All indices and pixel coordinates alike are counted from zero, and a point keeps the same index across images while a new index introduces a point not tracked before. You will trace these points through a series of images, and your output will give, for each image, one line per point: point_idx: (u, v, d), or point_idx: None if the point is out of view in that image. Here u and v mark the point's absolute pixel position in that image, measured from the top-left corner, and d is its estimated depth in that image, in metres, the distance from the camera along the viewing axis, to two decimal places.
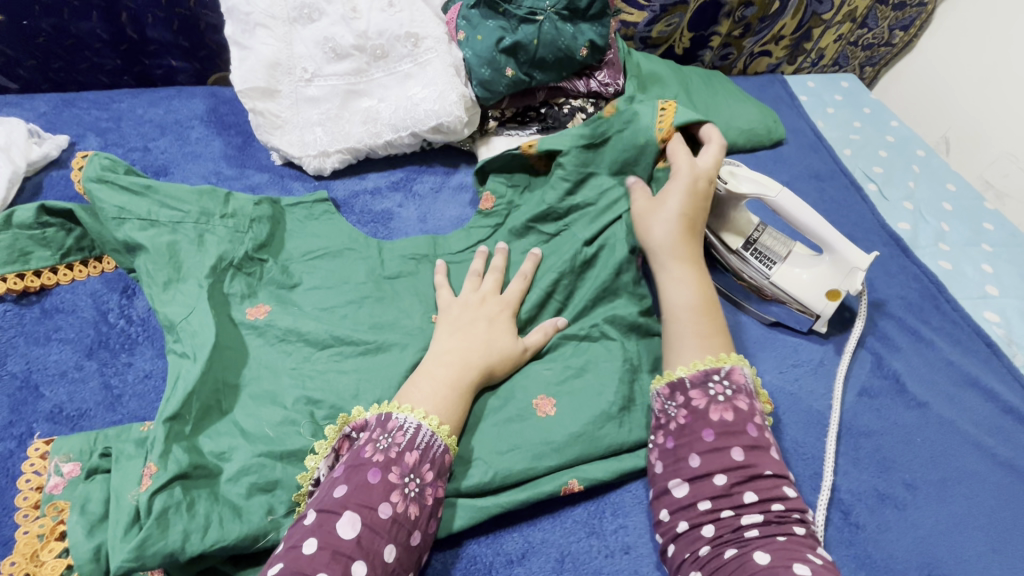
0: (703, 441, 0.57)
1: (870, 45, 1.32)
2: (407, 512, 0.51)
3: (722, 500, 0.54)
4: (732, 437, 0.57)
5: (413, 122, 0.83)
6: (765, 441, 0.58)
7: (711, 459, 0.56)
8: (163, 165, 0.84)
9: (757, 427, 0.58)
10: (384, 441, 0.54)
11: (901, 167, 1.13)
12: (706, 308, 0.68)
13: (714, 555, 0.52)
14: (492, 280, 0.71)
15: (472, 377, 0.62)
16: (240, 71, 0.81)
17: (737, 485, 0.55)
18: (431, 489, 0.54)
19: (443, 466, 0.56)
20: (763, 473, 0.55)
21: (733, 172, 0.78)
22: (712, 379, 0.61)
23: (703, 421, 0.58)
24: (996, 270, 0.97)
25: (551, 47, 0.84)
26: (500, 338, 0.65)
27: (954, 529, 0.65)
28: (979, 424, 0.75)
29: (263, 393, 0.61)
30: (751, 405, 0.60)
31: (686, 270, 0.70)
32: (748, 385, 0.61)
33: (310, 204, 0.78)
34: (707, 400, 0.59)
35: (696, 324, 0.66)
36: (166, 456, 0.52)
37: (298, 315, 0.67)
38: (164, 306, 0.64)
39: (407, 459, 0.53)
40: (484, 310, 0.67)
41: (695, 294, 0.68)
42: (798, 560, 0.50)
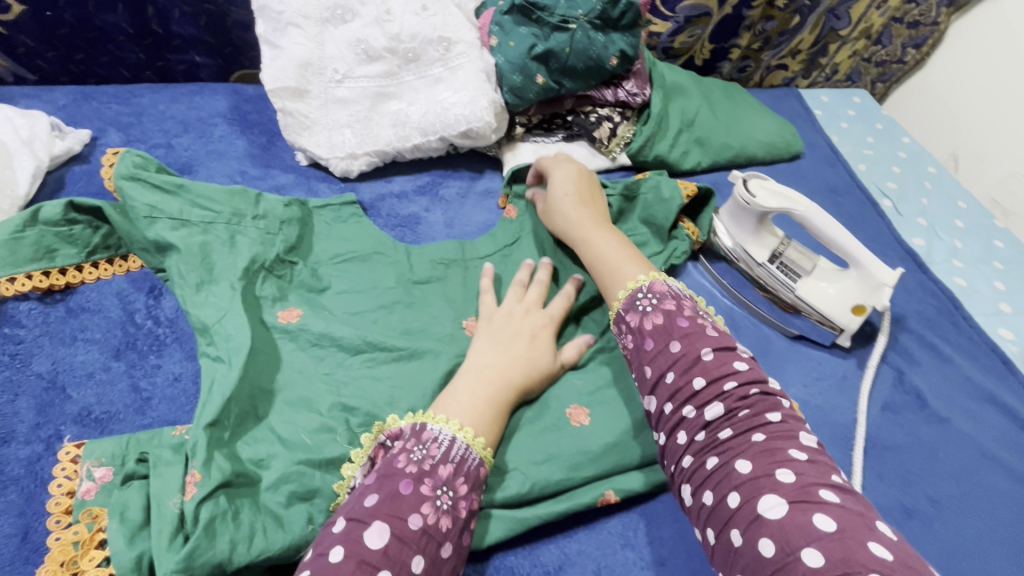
0: (648, 352, 0.61)
1: (882, 61, 1.34)
2: (439, 524, 0.50)
3: (683, 403, 0.56)
4: (670, 340, 0.60)
5: (443, 127, 0.83)
6: (698, 327, 0.60)
7: (659, 365, 0.59)
8: (187, 163, 0.82)
9: (687, 319, 0.61)
10: (417, 452, 0.53)
11: (913, 183, 1.15)
12: (624, 247, 0.71)
13: (698, 466, 0.53)
14: (537, 292, 0.71)
15: (511, 397, 0.61)
16: (271, 70, 0.80)
17: (686, 383, 0.57)
18: (465, 502, 0.53)
19: (477, 479, 0.55)
20: (705, 358, 0.57)
21: (761, 186, 0.80)
22: (639, 296, 0.64)
23: (641, 335, 0.62)
24: (1007, 287, 0.99)
25: (582, 56, 0.84)
26: (540, 355, 0.65)
27: (978, 544, 0.66)
28: (998, 440, 0.76)
29: (298, 399, 0.60)
30: (680, 302, 0.63)
31: (596, 225, 0.74)
32: (672, 288, 0.64)
33: (338, 206, 0.78)
34: (640, 316, 0.63)
35: (622, 259, 0.70)
36: (209, 463, 0.51)
37: (331, 320, 0.67)
38: (197, 309, 0.63)
39: (440, 472, 0.52)
40: (527, 324, 0.67)
41: (611, 239, 0.72)
42: (780, 463, 0.49)
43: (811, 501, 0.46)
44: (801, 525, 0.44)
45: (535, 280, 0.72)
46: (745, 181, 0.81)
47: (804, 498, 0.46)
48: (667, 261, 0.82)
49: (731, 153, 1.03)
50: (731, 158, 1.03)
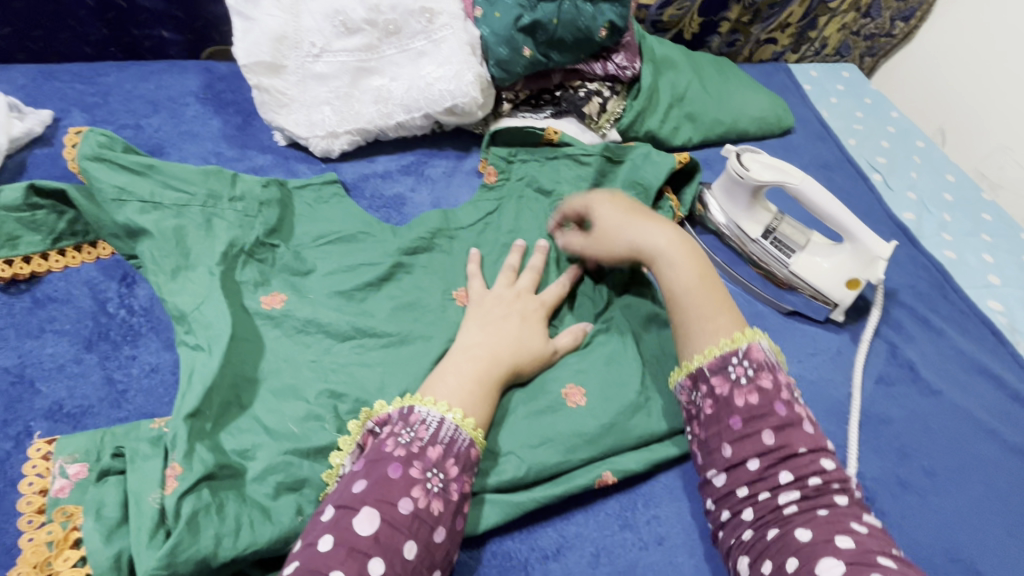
0: (732, 430, 0.57)
1: (871, 35, 1.32)
2: (430, 507, 0.49)
3: (759, 485, 0.54)
4: (760, 420, 0.56)
5: (427, 103, 0.79)
6: (796, 417, 0.57)
7: (741, 448, 0.56)
8: (158, 144, 0.78)
9: (785, 404, 0.57)
10: (405, 435, 0.52)
11: (902, 157, 1.15)
12: (703, 283, 0.65)
13: (758, 538, 0.52)
14: (529, 279, 0.70)
15: (499, 374, 0.60)
16: (243, 44, 0.75)
17: (770, 469, 0.54)
18: (456, 485, 0.51)
19: (469, 461, 0.53)
20: (798, 452, 0.55)
21: (754, 159, 0.79)
22: (731, 362, 0.59)
23: (728, 408, 0.58)
24: (996, 260, 0.99)
25: (570, 26, 0.81)
26: (531, 337, 0.64)
27: (973, 514, 0.66)
28: (990, 410, 0.77)
29: (284, 387, 0.57)
30: (777, 380, 0.58)
31: (672, 254, 0.66)
32: (770, 359, 0.59)
33: (319, 186, 0.75)
34: (729, 384, 0.58)
35: (706, 304, 0.63)
36: (191, 455, 0.49)
37: (316, 305, 0.65)
38: (172, 296, 0.60)
39: (429, 454, 0.51)
40: (517, 307, 0.66)
41: (693, 270, 0.65)
42: (842, 532, 0.49)
43: (870, 564, 0.46)
44: None
45: (528, 267, 0.72)
46: (738, 155, 0.80)
47: (863, 561, 0.47)
48: None
49: (722, 128, 1.01)
50: (722, 134, 1.01)
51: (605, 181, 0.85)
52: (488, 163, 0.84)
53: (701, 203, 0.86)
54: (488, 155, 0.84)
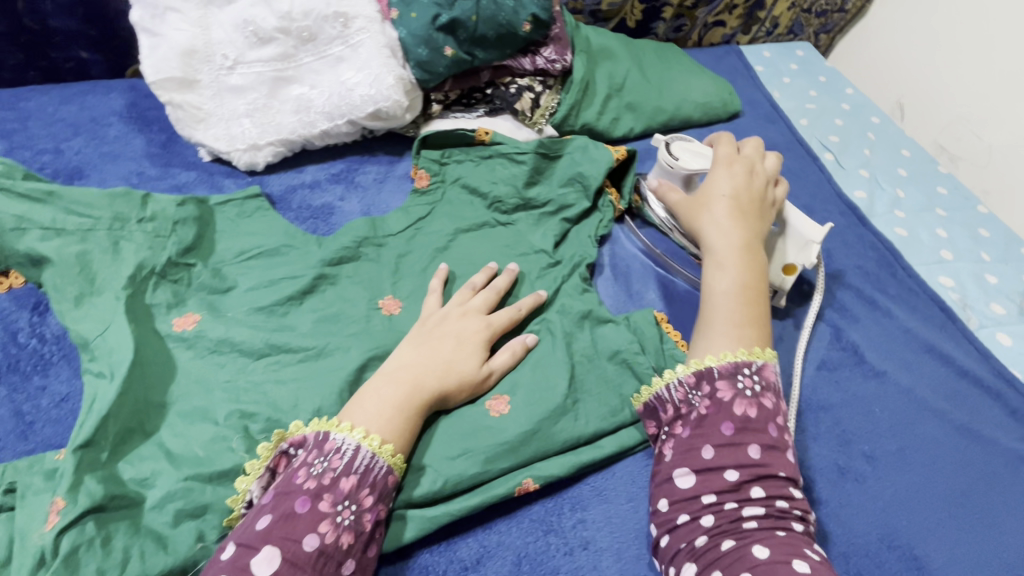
0: (721, 435, 0.57)
1: (823, 12, 1.30)
2: (339, 542, 0.48)
3: (728, 494, 0.55)
4: (750, 433, 0.57)
5: (349, 109, 0.78)
6: (783, 444, 0.58)
7: (725, 454, 0.56)
8: (77, 167, 0.77)
9: (778, 428, 0.58)
10: (318, 466, 0.51)
11: (856, 134, 1.13)
12: (749, 295, 0.66)
13: (711, 546, 0.53)
14: (482, 298, 0.68)
15: (423, 400, 0.58)
16: (151, 60, 0.74)
17: (746, 481, 0.55)
18: (370, 514, 0.50)
19: (385, 488, 0.52)
20: (776, 475, 0.56)
21: (684, 148, 0.79)
22: (742, 372, 0.60)
23: (726, 413, 0.58)
24: (949, 234, 0.97)
25: (491, 23, 0.79)
26: (462, 360, 0.61)
27: (914, 498, 0.65)
28: (936, 390, 0.75)
29: (193, 410, 0.57)
30: (777, 404, 0.60)
31: (730, 252, 0.68)
32: (778, 384, 0.61)
33: (242, 200, 0.73)
34: (734, 391, 0.59)
35: (736, 310, 0.64)
36: (76, 488, 0.49)
37: (231, 323, 0.63)
38: (76, 324, 0.59)
39: (341, 486, 0.50)
40: (459, 328, 0.64)
41: (739, 275, 0.66)
42: (797, 556, 0.50)
43: None
44: None
45: (489, 287, 0.69)
46: (667, 144, 0.79)
47: None
48: (595, 230, 0.81)
49: (664, 116, 0.99)
50: (664, 122, 0.99)
51: (542, 181, 0.83)
52: (419, 167, 0.82)
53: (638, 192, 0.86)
54: (419, 160, 0.82)
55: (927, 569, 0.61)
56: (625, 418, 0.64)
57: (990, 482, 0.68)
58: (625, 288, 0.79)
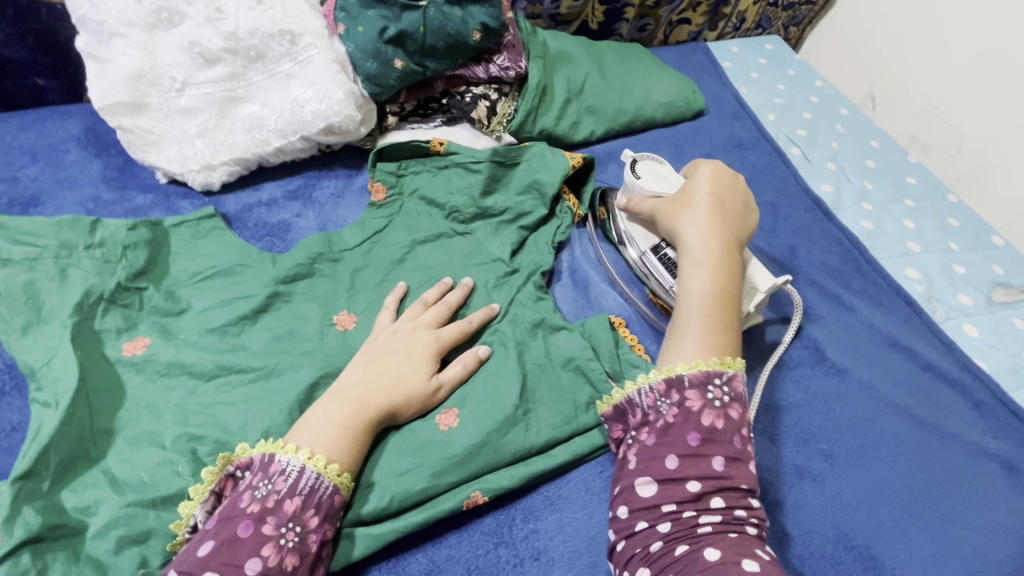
0: (686, 445, 0.56)
1: (790, 4, 1.30)
2: (283, 564, 0.48)
3: (687, 503, 0.54)
4: (715, 445, 0.57)
5: (300, 125, 0.78)
6: (747, 455, 0.58)
7: (688, 465, 0.56)
8: (34, 195, 0.78)
9: (742, 440, 0.58)
10: (262, 488, 0.51)
11: (825, 127, 1.12)
12: (724, 300, 0.65)
13: (665, 551, 0.52)
14: (432, 314, 0.68)
15: (371, 417, 0.58)
16: (99, 86, 0.74)
17: (708, 492, 0.54)
18: (316, 535, 0.51)
19: (332, 508, 0.53)
20: (737, 486, 0.55)
21: (650, 170, 0.78)
22: (712, 382, 0.60)
23: (692, 423, 0.57)
24: (917, 226, 0.97)
25: (439, 34, 0.79)
26: (411, 374, 0.61)
27: (872, 496, 0.65)
28: (899, 385, 0.75)
29: (141, 435, 0.57)
30: (743, 415, 0.60)
31: (709, 256, 0.67)
32: (745, 395, 0.61)
33: (196, 221, 0.74)
34: (703, 401, 0.59)
35: (712, 316, 0.64)
36: (14, 520, 0.49)
37: (182, 346, 0.64)
38: (22, 353, 0.59)
39: (285, 508, 0.50)
40: (410, 342, 0.64)
41: (717, 280, 0.66)
42: (748, 556, 0.50)
43: None
44: None
45: (442, 302, 0.70)
46: (634, 163, 0.79)
47: None
48: (552, 236, 0.81)
49: (626, 118, 0.99)
50: (626, 123, 0.99)
51: (500, 189, 0.83)
52: (375, 180, 0.81)
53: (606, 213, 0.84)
54: (376, 173, 0.81)
55: (883, 568, 0.61)
56: (578, 426, 0.64)
57: (950, 477, 0.68)
58: (583, 294, 0.79)
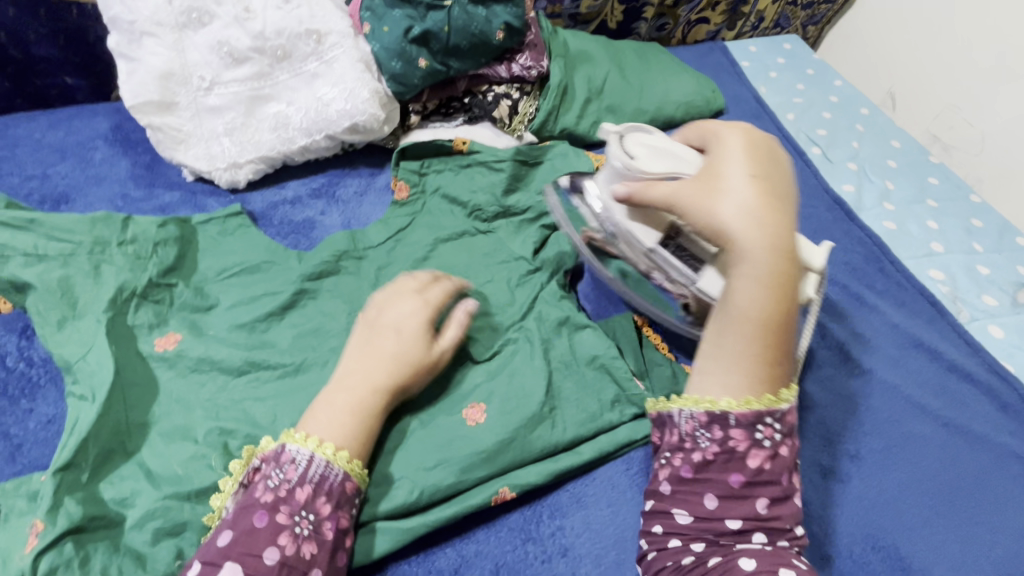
0: (730, 485, 0.54)
1: (809, 4, 1.29)
2: (300, 552, 0.49)
3: (727, 536, 0.53)
4: (761, 486, 0.54)
5: (326, 124, 0.79)
6: (791, 491, 0.55)
7: (730, 502, 0.53)
8: (64, 192, 0.79)
9: (789, 476, 0.55)
10: (275, 478, 0.52)
11: (845, 127, 1.12)
12: (778, 316, 0.56)
13: (697, 564, 0.52)
14: (416, 279, 0.67)
15: (378, 402, 0.57)
16: (129, 85, 0.75)
17: (750, 529, 0.53)
18: (330, 522, 0.51)
19: (344, 495, 0.53)
20: (779, 523, 0.53)
21: (643, 145, 0.64)
22: (763, 421, 0.55)
23: (737, 464, 0.54)
24: (940, 226, 0.96)
25: (464, 33, 0.80)
26: (410, 348, 0.61)
27: (899, 497, 0.65)
28: (924, 386, 0.74)
29: (173, 429, 0.58)
30: (792, 452, 0.56)
31: (758, 266, 0.56)
32: (795, 428, 0.56)
33: (223, 219, 0.74)
34: (749, 442, 0.55)
35: (761, 340, 0.56)
36: (56, 510, 0.50)
37: (212, 342, 0.64)
38: (58, 347, 0.60)
39: (297, 497, 0.51)
40: (400, 312, 0.63)
41: (768, 297, 0.56)
42: (783, 566, 0.50)
43: None
44: None
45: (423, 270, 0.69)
46: (621, 138, 0.65)
47: None
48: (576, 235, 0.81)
49: (647, 117, 0.99)
50: (647, 123, 0.99)
51: (522, 187, 0.83)
52: (398, 178, 0.82)
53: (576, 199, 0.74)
54: (399, 171, 0.81)
55: (912, 569, 0.60)
56: (604, 424, 0.64)
57: (978, 478, 0.67)
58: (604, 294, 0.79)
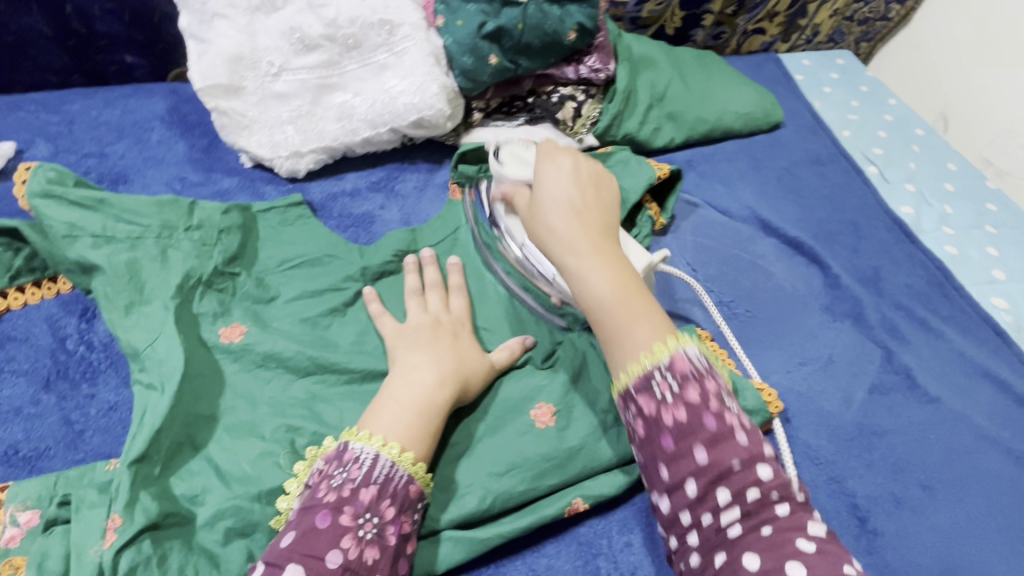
0: (665, 453, 0.51)
1: (866, 19, 1.27)
2: (363, 557, 0.46)
3: (700, 511, 0.49)
4: (691, 438, 0.50)
5: (392, 117, 0.77)
6: (727, 427, 0.50)
7: (678, 472, 0.50)
8: (122, 172, 0.77)
9: (714, 415, 0.51)
10: (338, 477, 0.49)
11: (901, 147, 1.10)
12: (624, 287, 0.56)
13: (706, 564, 0.48)
14: (437, 297, 0.65)
15: (444, 399, 0.56)
16: (199, 67, 0.74)
17: (711, 493, 0.49)
18: (393, 527, 0.48)
19: (407, 499, 0.49)
20: (733, 470, 0.49)
21: (513, 153, 0.70)
22: (654, 379, 0.52)
23: (657, 430, 0.51)
24: (1001, 253, 0.94)
25: (537, 31, 0.78)
26: (467, 350, 0.61)
27: (973, 531, 0.63)
28: (993, 417, 0.73)
29: (241, 425, 0.56)
30: (702, 388, 0.52)
31: (591, 252, 0.57)
32: (694, 368, 0.52)
33: (284, 208, 0.72)
34: (655, 403, 0.51)
35: (622, 311, 0.54)
36: (133, 505, 0.49)
37: (277, 335, 0.62)
38: (126, 333, 0.59)
39: (361, 497, 0.48)
40: (441, 330, 0.62)
41: (609, 275, 0.56)
42: (791, 556, 0.45)
43: None
44: None
45: (436, 284, 0.67)
46: (498, 149, 0.71)
47: None
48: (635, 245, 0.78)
49: (706, 127, 0.98)
50: (706, 133, 0.98)
51: None
52: (455, 179, 0.78)
53: (497, 231, 0.71)
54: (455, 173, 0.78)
55: None
56: None
57: None
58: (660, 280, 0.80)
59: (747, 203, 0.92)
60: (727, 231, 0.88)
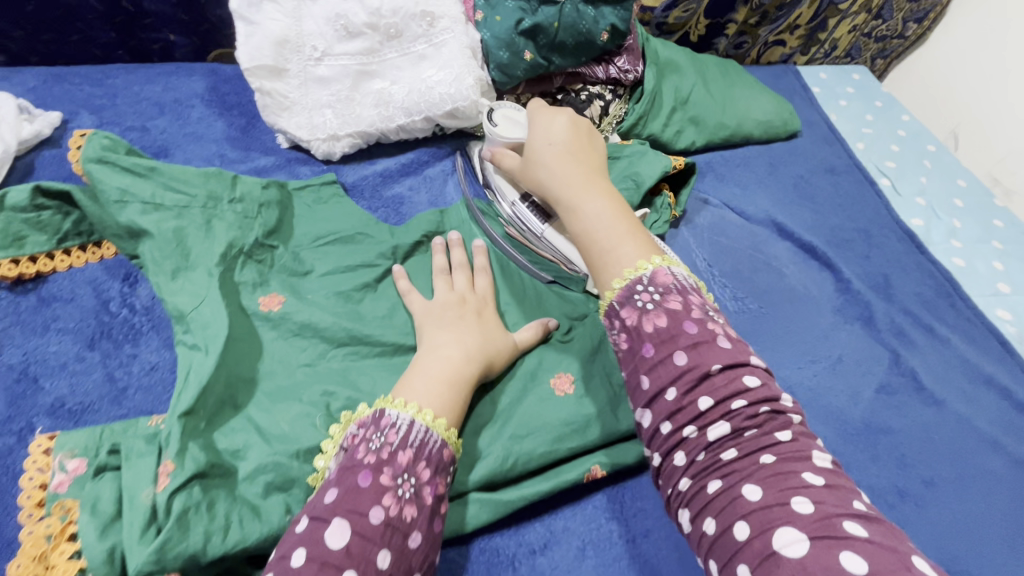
0: (645, 359, 0.52)
1: (883, 37, 1.30)
2: (402, 514, 0.48)
3: (685, 421, 0.49)
4: (672, 342, 0.51)
5: (427, 106, 0.79)
6: (710, 334, 0.51)
7: (658, 377, 0.50)
8: (163, 146, 0.80)
9: (696, 322, 0.51)
10: (376, 441, 0.51)
11: (912, 161, 1.13)
12: (611, 212, 0.60)
13: (698, 490, 0.47)
14: (463, 278, 0.68)
15: (472, 372, 0.59)
16: (247, 48, 0.76)
17: (695, 399, 0.49)
18: (429, 488, 0.50)
19: (441, 462, 0.52)
20: (714, 372, 0.49)
21: (505, 118, 0.78)
22: (636, 290, 0.54)
23: (638, 337, 0.52)
24: (1006, 268, 0.97)
25: (571, 30, 0.80)
26: (492, 326, 0.64)
27: (972, 527, 0.66)
28: (995, 422, 0.76)
29: (278, 389, 0.58)
30: (685, 299, 0.53)
31: (585, 186, 0.63)
32: (677, 282, 0.54)
33: (319, 187, 0.75)
34: (637, 314, 0.53)
35: (610, 230, 0.59)
36: (183, 454, 0.51)
37: (313, 307, 0.64)
38: (172, 296, 0.61)
39: (399, 459, 0.50)
40: (467, 307, 0.65)
41: (601, 201, 0.61)
42: (796, 491, 0.43)
43: (835, 536, 0.40)
44: (825, 565, 0.39)
45: (461, 263, 0.70)
46: (490, 112, 0.79)
47: (827, 532, 0.40)
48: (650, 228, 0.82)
49: (727, 132, 1.01)
50: (726, 138, 1.01)
51: None
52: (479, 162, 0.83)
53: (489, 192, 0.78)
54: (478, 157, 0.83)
55: None
56: None
57: None
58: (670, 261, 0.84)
59: (763, 207, 0.95)
60: (744, 232, 0.91)
